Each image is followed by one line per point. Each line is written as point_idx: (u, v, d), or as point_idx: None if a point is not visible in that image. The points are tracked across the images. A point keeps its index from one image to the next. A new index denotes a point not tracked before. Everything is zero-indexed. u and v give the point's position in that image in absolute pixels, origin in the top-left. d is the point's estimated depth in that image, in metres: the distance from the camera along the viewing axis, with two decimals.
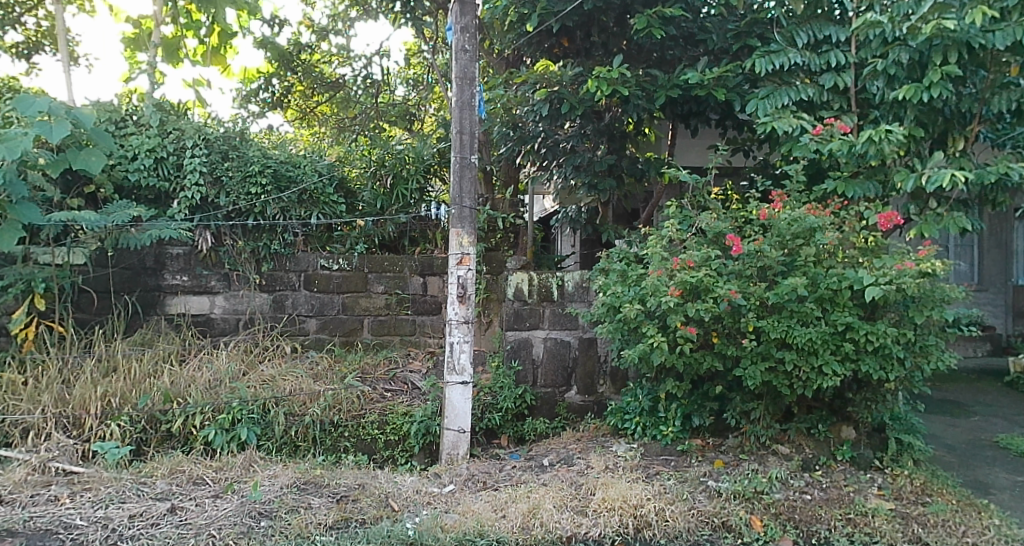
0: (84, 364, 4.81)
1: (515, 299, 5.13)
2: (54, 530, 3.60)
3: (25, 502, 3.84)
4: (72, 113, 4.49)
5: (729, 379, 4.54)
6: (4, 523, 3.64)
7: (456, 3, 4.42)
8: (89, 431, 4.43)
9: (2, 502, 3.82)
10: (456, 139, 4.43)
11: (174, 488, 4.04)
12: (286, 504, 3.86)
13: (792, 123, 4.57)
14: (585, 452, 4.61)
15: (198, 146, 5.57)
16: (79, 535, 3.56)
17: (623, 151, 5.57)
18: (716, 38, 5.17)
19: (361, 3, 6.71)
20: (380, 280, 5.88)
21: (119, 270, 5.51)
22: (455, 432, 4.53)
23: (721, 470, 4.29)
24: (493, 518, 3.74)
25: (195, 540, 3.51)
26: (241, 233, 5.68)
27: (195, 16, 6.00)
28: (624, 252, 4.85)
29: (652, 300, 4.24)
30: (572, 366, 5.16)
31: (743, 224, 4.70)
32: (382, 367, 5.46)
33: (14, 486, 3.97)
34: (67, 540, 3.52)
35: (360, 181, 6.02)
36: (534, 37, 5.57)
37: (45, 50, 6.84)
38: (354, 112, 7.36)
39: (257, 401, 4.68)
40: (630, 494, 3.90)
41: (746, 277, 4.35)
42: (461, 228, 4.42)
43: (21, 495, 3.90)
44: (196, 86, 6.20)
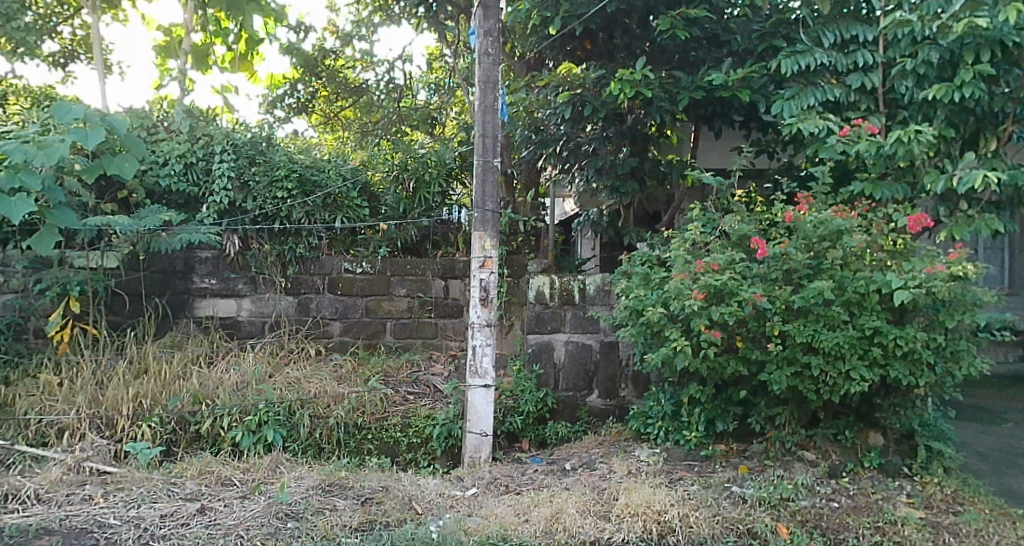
0: (116, 366, 4.94)
1: (536, 302, 5.13)
2: (89, 529, 3.67)
3: (61, 501, 3.93)
4: (106, 119, 4.67)
5: (754, 384, 4.49)
6: (42, 520, 3.72)
7: (479, 7, 4.44)
8: (122, 432, 4.53)
9: (40, 501, 3.92)
10: (479, 143, 4.45)
11: (203, 489, 4.11)
12: (312, 505, 3.91)
13: (818, 124, 4.50)
14: (607, 457, 4.58)
15: (226, 151, 5.65)
16: (112, 534, 3.62)
17: (645, 153, 5.52)
18: (741, 39, 5.12)
19: (384, 8, 6.78)
20: (403, 284, 5.91)
21: (149, 273, 5.62)
22: (477, 435, 4.53)
23: (745, 476, 4.24)
24: (516, 522, 3.74)
25: (224, 540, 3.56)
26: (267, 236, 5.73)
27: (224, 24, 6.17)
28: (646, 255, 4.78)
29: (675, 303, 4.20)
30: (594, 370, 5.12)
31: (767, 226, 4.66)
32: (405, 370, 5.50)
33: (50, 485, 4.05)
34: (101, 539, 3.58)
35: (383, 185, 6.07)
36: (556, 41, 5.57)
37: (80, 59, 7.02)
38: (377, 117, 7.41)
39: (284, 403, 4.75)
40: (653, 500, 3.87)
41: (771, 280, 4.31)
42: (484, 231, 4.43)
43: (57, 494, 3.99)
44: (225, 93, 6.33)
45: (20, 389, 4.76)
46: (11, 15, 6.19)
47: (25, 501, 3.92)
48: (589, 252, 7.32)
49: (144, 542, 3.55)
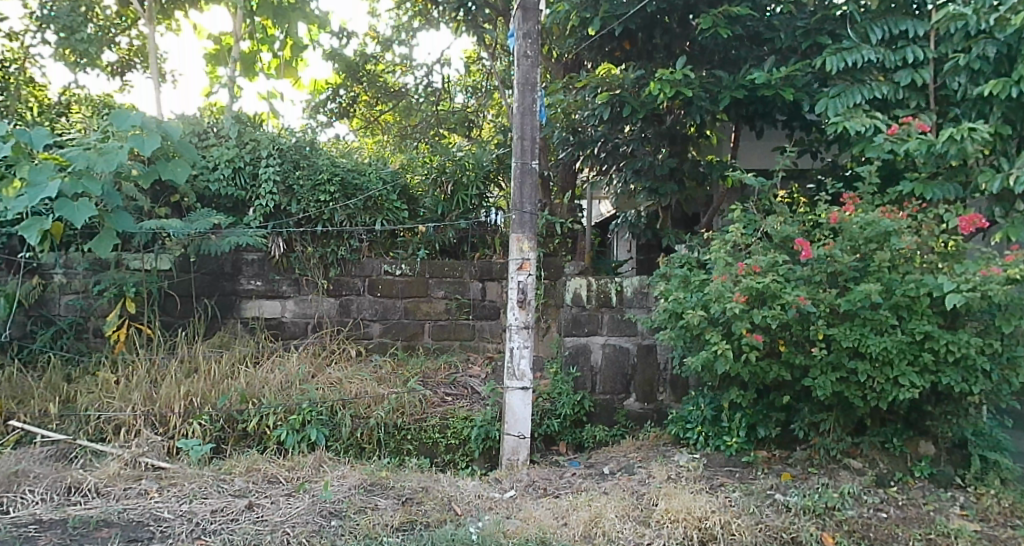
0: (169, 365, 5.10)
1: (573, 304, 5.11)
2: (145, 522, 3.79)
3: (119, 496, 4.07)
4: (162, 127, 4.85)
5: (797, 389, 4.40)
6: (101, 513, 3.87)
7: (518, 10, 4.46)
8: (174, 429, 4.68)
9: (99, 495, 4.07)
10: (518, 146, 4.47)
11: (251, 486, 4.21)
12: (355, 504, 3.97)
13: (864, 123, 4.37)
14: (646, 461, 4.53)
15: (272, 155, 5.77)
16: (166, 528, 3.74)
17: (684, 154, 5.48)
18: (785, 37, 5.02)
19: (424, 13, 6.88)
20: (441, 285, 5.96)
21: (200, 275, 5.80)
22: (515, 438, 4.53)
23: (789, 484, 4.15)
24: (555, 525, 3.73)
25: (272, 536, 3.65)
26: (310, 239, 5.86)
27: (270, 32, 6.41)
28: (685, 257, 4.72)
29: (716, 306, 4.13)
30: (632, 373, 5.07)
31: (811, 228, 4.55)
32: (443, 371, 5.54)
33: (108, 479, 4.21)
34: (156, 532, 3.70)
35: (422, 188, 6.12)
36: (595, 41, 5.54)
37: (136, 68, 7.26)
38: (415, 120, 7.44)
39: (326, 402, 4.83)
40: (694, 506, 3.81)
41: (815, 283, 4.21)
42: (522, 234, 4.44)
43: (115, 488, 4.14)
44: (270, 98, 6.48)
45: (80, 387, 4.94)
46: (74, 27, 6.54)
47: (86, 494, 4.08)
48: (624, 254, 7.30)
49: (196, 536, 3.66)
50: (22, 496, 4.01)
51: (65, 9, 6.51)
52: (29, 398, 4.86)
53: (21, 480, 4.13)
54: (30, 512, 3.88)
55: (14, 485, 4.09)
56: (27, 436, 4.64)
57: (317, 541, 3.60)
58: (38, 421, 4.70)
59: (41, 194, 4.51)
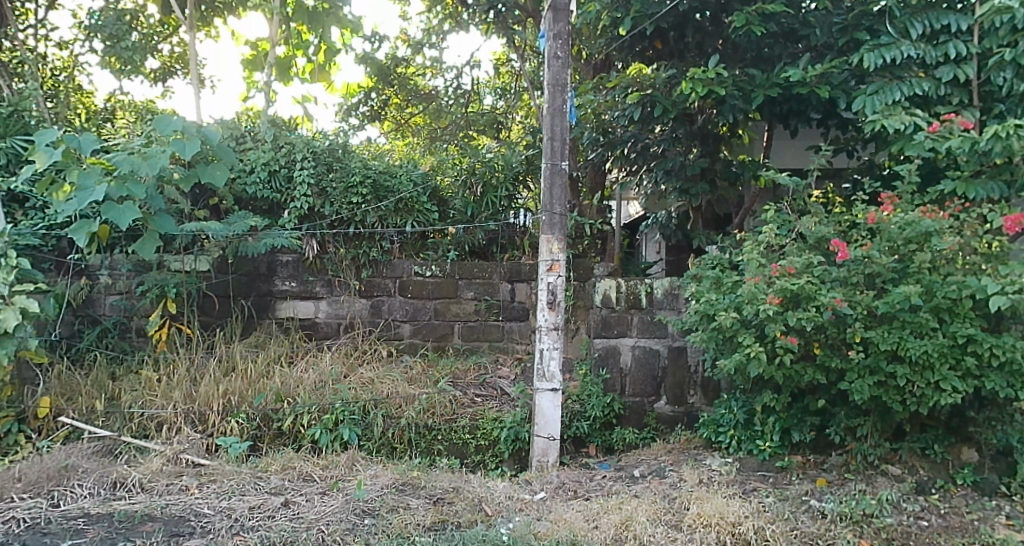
0: (208, 364, 5.20)
1: (602, 306, 5.07)
2: (186, 517, 3.88)
3: (161, 491, 4.18)
4: (202, 130, 4.99)
5: (833, 393, 4.31)
6: (144, 508, 3.97)
7: (549, 10, 4.45)
8: (213, 427, 4.78)
9: (142, 491, 4.18)
10: (548, 147, 4.45)
11: (287, 484, 4.28)
12: (388, 503, 4.00)
13: (904, 120, 4.26)
14: (677, 465, 4.48)
15: (306, 158, 5.86)
16: (206, 523, 3.82)
17: (716, 154, 5.41)
18: (820, 33, 4.93)
19: (454, 15, 6.92)
20: (470, 287, 5.98)
21: (237, 276, 5.91)
22: (545, 439, 4.52)
23: (824, 490, 4.06)
24: (586, 528, 3.71)
25: (307, 533, 3.70)
26: (343, 241, 5.93)
27: (304, 37, 6.52)
28: (717, 258, 4.66)
29: (749, 308, 4.06)
30: (662, 376, 5.02)
31: (847, 228, 4.45)
32: (473, 373, 5.55)
33: (152, 475, 4.32)
34: (196, 527, 3.78)
35: (452, 190, 6.16)
36: (626, 41, 5.50)
37: (177, 74, 7.43)
38: (445, 123, 7.50)
39: (358, 402, 4.89)
40: (727, 511, 3.76)
41: (852, 284, 4.12)
42: (552, 235, 4.43)
43: (158, 483, 4.25)
44: (305, 102, 6.57)
45: (125, 384, 5.07)
46: (120, 35, 6.69)
47: (131, 489, 4.20)
48: (653, 255, 7.37)
49: (234, 532, 3.73)
50: (71, 490, 4.14)
51: (111, 18, 6.68)
52: (76, 395, 4.98)
53: (70, 474, 4.25)
54: (78, 506, 4.00)
55: (63, 479, 4.21)
56: (75, 432, 4.78)
57: (350, 540, 3.63)
58: (85, 417, 4.84)
59: (89, 198, 4.66)
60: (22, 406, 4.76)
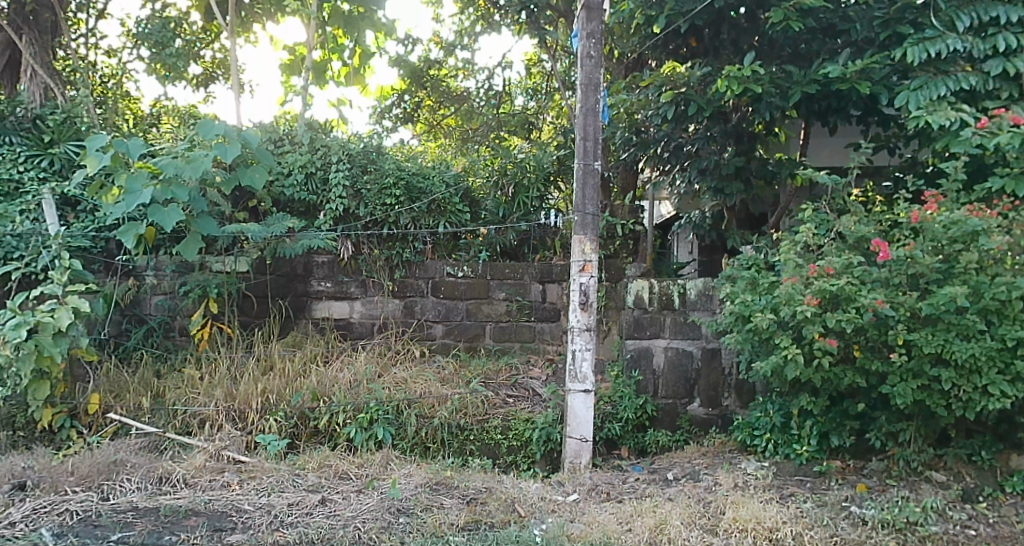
0: (247, 363, 5.30)
1: (634, 307, 5.02)
2: (228, 513, 3.97)
3: (204, 486, 4.27)
4: (242, 134, 5.08)
5: (874, 397, 4.20)
6: (188, 503, 4.06)
7: (582, 10, 4.42)
8: (252, 424, 4.86)
9: (186, 486, 4.28)
10: (580, 147, 4.43)
11: (324, 481, 4.34)
12: (421, 502, 4.03)
13: (949, 115, 4.13)
14: (712, 468, 4.41)
15: (342, 161, 5.93)
16: (247, 519, 3.89)
17: (752, 152, 5.33)
18: (861, 28, 4.81)
19: (486, 16, 6.94)
20: (502, 287, 5.98)
21: (275, 276, 6.00)
22: (577, 440, 4.51)
23: (865, 496, 3.96)
24: (619, 531, 3.68)
25: (344, 531, 3.74)
26: (377, 241, 6.00)
27: (340, 41, 6.62)
28: (752, 258, 4.58)
29: (785, 309, 3.98)
30: (695, 378, 4.95)
31: (889, 228, 4.34)
32: (505, 373, 5.56)
33: (195, 471, 4.42)
34: (238, 522, 3.86)
35: (484, 191, 6.19)
36: (660, 39, 5.44)
37: (218, 80, 7.60)
38: (477, 124, 7.45)
39: (392, 402, 4.93)
40: (763, 516, 3.69)
41: (894, 285, 4.01)
42: (584, 235, 4.41)
43: (202, 479, 4.34)
44: (340, 105, 6.66)
45: (169, 382, 5.20)
46: (165, 42, 6.88)
47: (176, 484, 4.30)
48: (687, 256, 7.32)
49: (274, 528, 3.79)
50: (120, 484, 4.26)
51: (157, 26, 6.85)
52: (125, 392, 5.11)
53: (119, 468, 4.37)
54: (127, 500, 4.11)
55: (112, 473, 4.33)
56: (123, 428, 4.91)
57: (385, 538, 3.67)
58: (133, 413, 4.97)
59: (136, 201, 4.78)
60: (74, 402, 4.90)
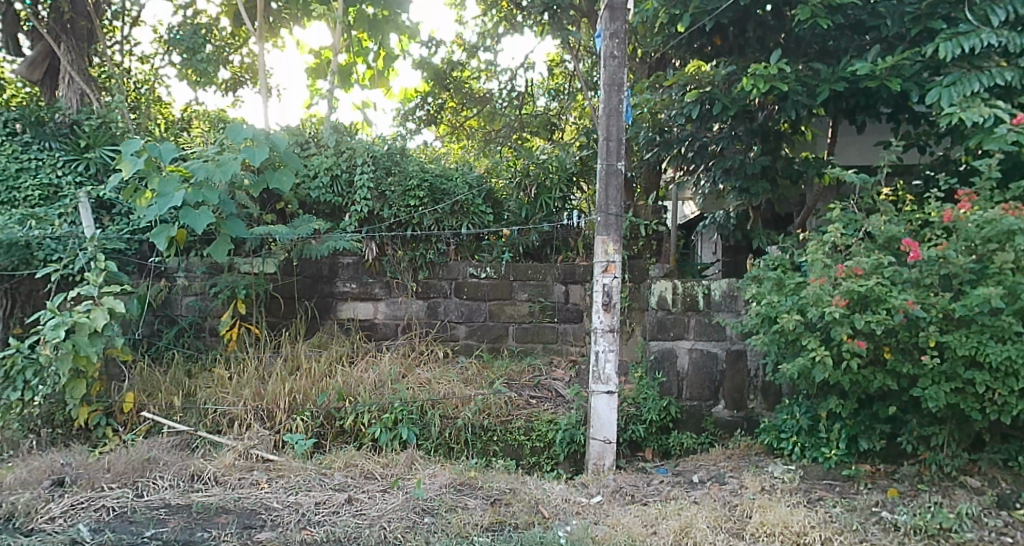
0: (274, 363, 5.36)
1: (658, 308, 4.99)
2: (256, 511, 4.02)
3: (234, 484, 4.33)
4: (270, 138, 5.14)
5: (905, 400, 4.12)
6: (219, 500, 4.12)
7: (605, 10, 4.40)
8: (280, 424, 4.91)
9: (215, 484, 4.34)
10: (603, 147, 4.41)
11: (350, 481, 4.37)
12: (446, 503, 4.04)
13: (983, 112, 4.03)
14: (738, 471, 4.36)
15: (366, 163, 5.97)
16: (276, 517, 3.94)
17: (778, 151, 5.26)
18: (891, 24, 4.72)
19: (508, 18, 6.96)
20: (525, 288, 5.98)
21: (301, 278, 6.08)
22: (601, 442, 4.48)
23: (896, 501, 3.88)
24: (644, 533, 3.65)
25: (370, 530, 3.77)
26: (400, 243, 6.03)
27: (365, 44, 6.68)
28: (778, 259, 4.53)
29: (813, 310, 3.91)
30: (720, 380, 4.90)
31: (920, 227, 4.25)
32: (528, 374, 5.57)
33: (225, 469, 4.48)
34: (267, 520, 3.91)
35: (506, 192, 6.20)
36: (684, 38, 5.39)
37: (246, 84, 7.71)
38: (500, 124, 7.52)
39: (416, 402, 4.96)
40: (791, 520, 3.64)
41: (925, 286, 3.93)
42: (607, 235, 4.39)
43: (231, 477, 4.40)
44: (364, 108, 6.71)
45: (199, 382, 5.27)
46: (196, 48, 6.96)
47: (206, 482, 4.36)
48: (710, 256, 7.29)
49: (302, 527, 3.83)
50: (153, 481, 4.33)
51: (188, 32, 6.98)
52: (157, 391, 5.19)
53: (152, 466, 4.45)
54: (161, 497, 4.19)
55: (146, 470, 4.40)
56: (156, 426, 4.99)
57: (411, 538, 3.69)
58: (165, 412, 5.05)
59: (169, 204, 4.87)
60: (109, 401, 4.99)
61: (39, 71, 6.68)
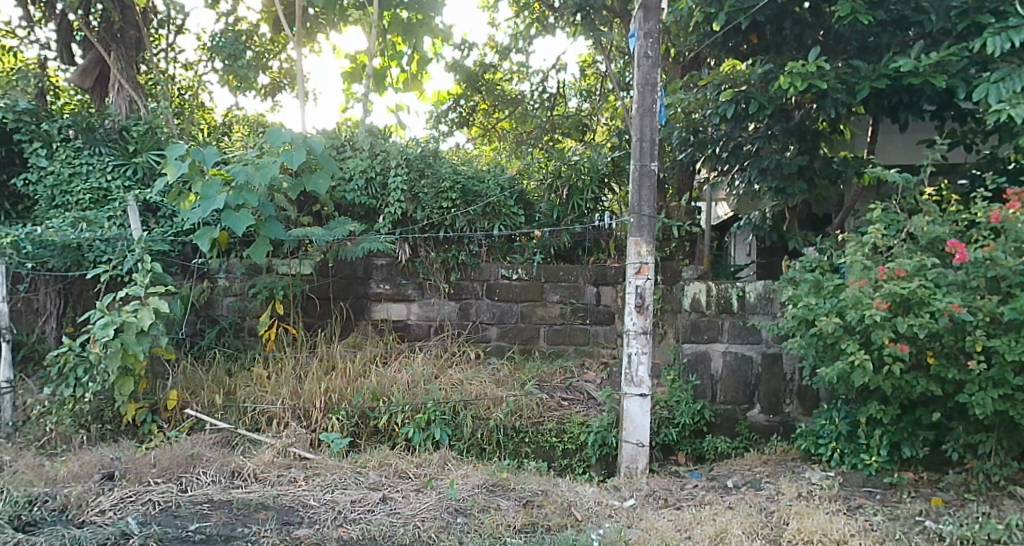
0: (311, 363, 5.43)
1: (691, 310, 4.92)
2: (294, 507, 4.08)
3: (272, 481, 4.40)
4: (308, 141, 5.21)
5: (949, 406, 4.01)
6: (258, 497, 4.19)
7: (639, 9, 4.36)
8: (316, 423, 4.98)
9: (254, 481, 4.42)
10: (637, 147, 4.37)
11: (384, 480, 4.41)
12: (478, 503, 4.05)
13: None
14: (774, 477, 4.28)
15: (400, 165, 6.01)
16: (313, 514, 3.99)
17: (816, 150, 5.16)
18: (936, 19, 4.59)
19: (541, 19, 6.95)
20: (556, 289, 5.96)
21: (337, 279, 6.13)
22: (634, 445, 4.44)
23: (941, 510, 3.77)
24: (679, 538, 3.60)
25: (404, 529, 3.79)
26: (433, 245, 6.08)
27: (399, 48, 6.74)
28: (816, 260, 4.43)
29: (852, 313, 3.83)
30: (755, 384, 4.82)
31: (965, 228, 4.12)
32: (559, 376, 5.55)
33: (264, 466, 4.55)
34: (304, 518, 3.96)
35: (538, 193, 6.21)
36: (719, 37, 5.31)
37: (284, 88, 7.84)
38: (531, 127, 7.46)
39: (449, 403, 4.98)
40: (830, 527, 3.56)
41: (972, 288, 3.81)
42: (640, 237, 4.35)
43: (270, 474, 4.47)
44: (398, 111, 6.77)
45: (239, 381, 5.37)
46: (237, 54, 7.09)
47: (246, 478, 4.44)
48: (743, 257, 7.26)
49: (338, 524, 3.88)
50: (196, 477, 4.42)
51: (229, 39, 7.10)
52: (200, 389, 5.29)
53: (196, 462, 4.55)
54: (203, 492, 4.28)
55: (190, 466, 4.50)
56: (199, 423, 5.09)
57: (444, 538, 3.70)
58: (207, 410, 5.16)
59: (211, 207, 4.97)
60: (155, 398, 5.09)
61: (90, 79, 6.87)
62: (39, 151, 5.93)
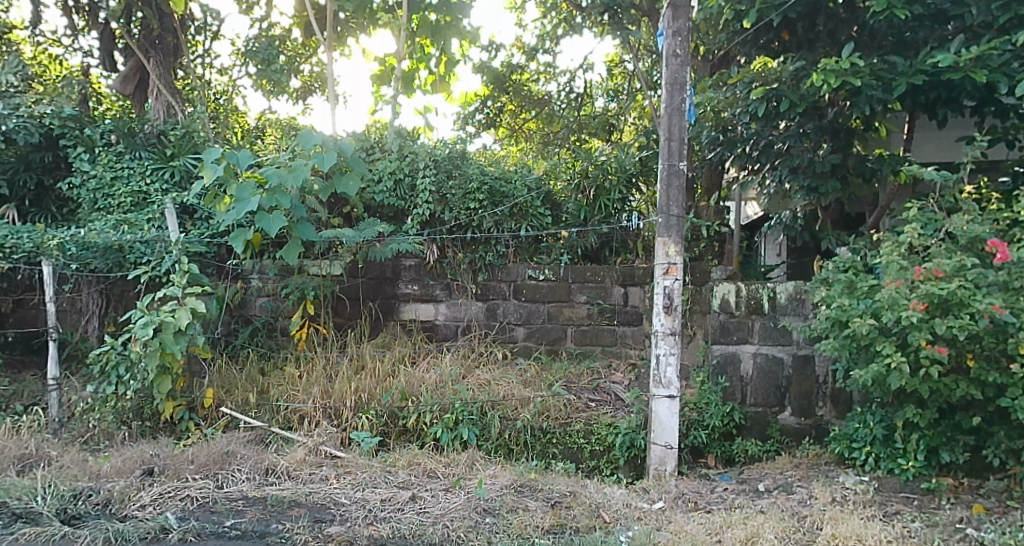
0: (341, 363, 5.47)
1: (721, 311, 4.86)
2: (325, 505, 4.11)
3: (304, 479, 4.45)
4: (338, 143, 5.25)
5: (990, 410, 3.90)
6: (290, 494, 4.23)
7: (667, 8, 4.32)
8: (347, 422, 5.02)
9: (287, 478, 4.47)
10: (665, 147, 4.33)
11: (413, 479, 4.43)
12: (507, 503, 4.04)
13: None
14: (807, 481, 4.20)
15: (428, 167, 6.03)
16: (344, 512, 4.02)
17: (850, 148, 5.06)
18: (976, 12, 4.47)
19: (568, 19, 6.92)
20: (584, 290, 5.93)
21: (366, 280, 6.21)
22: (662, 447, 4.40)
23: (982, 518, 3.66)
24: (709, 541, 3.56)
25: (433, 528, 3.80)
26: (460, 245, 6.08)
27: (427, 50, 6.76)
28: (849, 261, 4.34)
29: (888, 315, 3.74)
30: (786, 386, 4.73)
31: (1006, 227, 4.01)
32: (586, 377, 5.52)
33: (297, 464, 4.60)
34: (335, 515, 3.99)
35: (565, 194, 6.20)
36: (750, 34, 5.23)
37: (315, 92, 7.94)
38: (558, 127, 7.47)
39: (477, 403, 4.98)
40: (865, 533, 3.48)
41: (1014, 289, 3.71)
42: (669, 237, 4.31)
43: (302, 472, 4.52)
44: (426, 113, 6.79)
45: (273, 380, 5.43)
46: (271, 59, 7.20)
47: (279, 476, 4.49)
48: (773, 256, 7.17)
49: (368, 523, 3.90)
50: (231, 474, 4.49)
51: (263, 44, 7.21)
52: (233, 388, 5.38)
53: (230, 459, 4.62)
54: (238, 489, 4.34)
55: (225, 463, 4.57)
56: (234, 421, 5.16)
57: (472, 537, 3.70)
58: (241, 408, 5.23)
59: (244, 209, 5.03)
60: (192, 396, 5.17)
61: (131, 84, 7.04)
62: (82, 156, 6.08)
